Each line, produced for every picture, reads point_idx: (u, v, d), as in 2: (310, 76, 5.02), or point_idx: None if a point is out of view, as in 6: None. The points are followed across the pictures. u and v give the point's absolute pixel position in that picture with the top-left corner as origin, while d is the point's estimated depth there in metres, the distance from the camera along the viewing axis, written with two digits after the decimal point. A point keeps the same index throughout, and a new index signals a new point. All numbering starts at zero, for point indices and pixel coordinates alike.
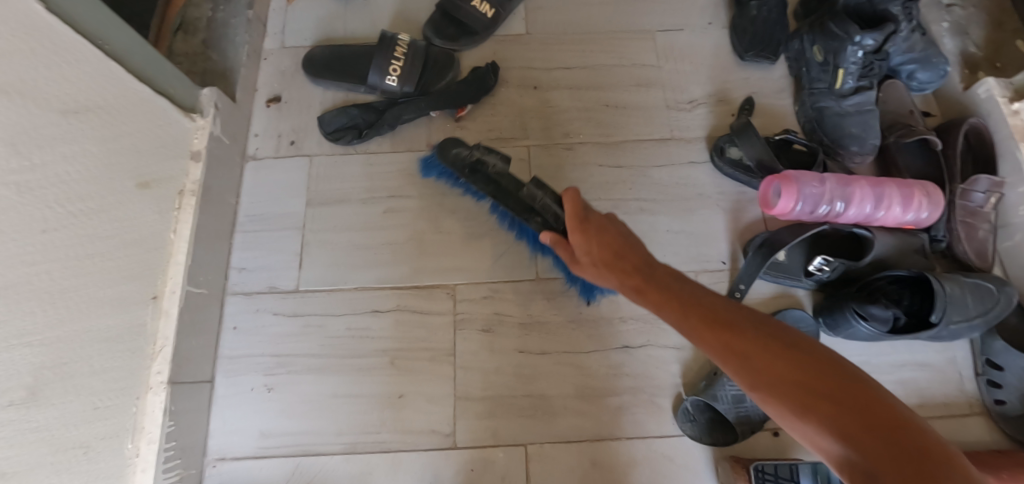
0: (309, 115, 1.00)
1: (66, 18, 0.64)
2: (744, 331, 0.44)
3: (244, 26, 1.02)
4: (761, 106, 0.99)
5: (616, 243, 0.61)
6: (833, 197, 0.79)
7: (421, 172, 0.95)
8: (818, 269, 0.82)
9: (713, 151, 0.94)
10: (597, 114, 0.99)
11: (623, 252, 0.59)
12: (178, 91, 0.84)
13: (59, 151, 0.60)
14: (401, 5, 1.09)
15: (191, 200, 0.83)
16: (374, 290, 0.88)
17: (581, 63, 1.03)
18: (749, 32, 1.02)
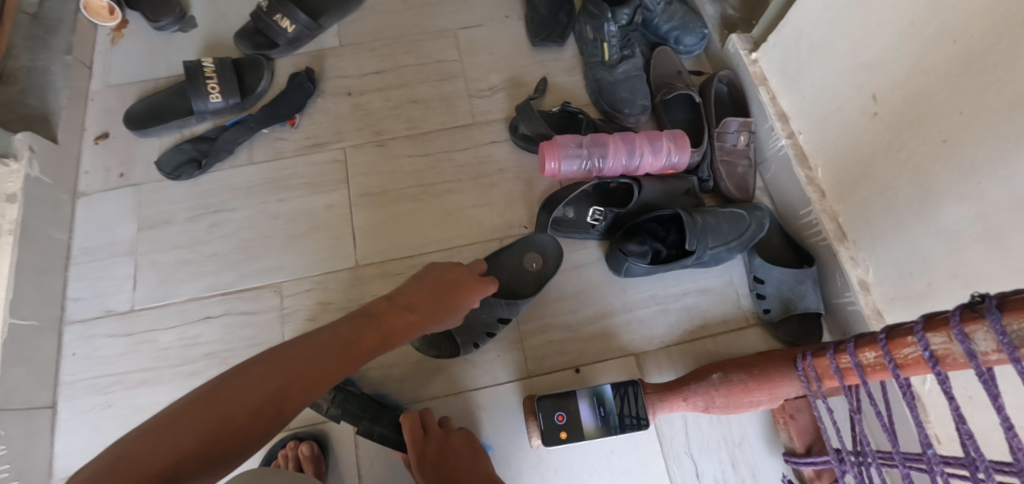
0: (135, 147, 1.05)
1: None
2: None
3: (63, 71, 1.07)
4: (553, 84, 1.10)
5: (456, 462, 0.73)
6: (591, 154, 0.90)
7: (244, 185, 1.02)
8: (595, 221, 0.93)
9: (509, 130, 1.04)
10: (406, 111, 1.08)
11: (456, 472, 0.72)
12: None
13: None
14: (220, 34, 1.16)
15: (8, 239, 0.88)
16: (203, 299, 0.94)
17: (390, 67, 1.12)
18: (536, 21, 1.13)
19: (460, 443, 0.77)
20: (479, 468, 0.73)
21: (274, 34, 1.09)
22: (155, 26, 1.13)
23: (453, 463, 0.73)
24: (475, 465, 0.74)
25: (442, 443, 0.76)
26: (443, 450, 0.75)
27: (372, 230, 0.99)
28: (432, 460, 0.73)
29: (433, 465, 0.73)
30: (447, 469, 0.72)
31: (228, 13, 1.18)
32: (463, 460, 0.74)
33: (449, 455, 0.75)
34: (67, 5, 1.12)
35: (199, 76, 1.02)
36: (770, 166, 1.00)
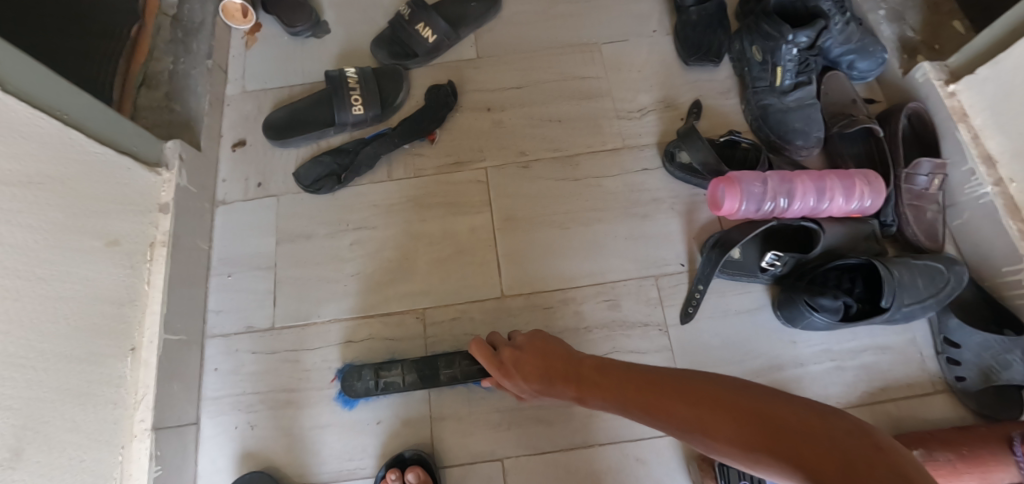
0: (272, 157, 1.03)
1: (25, 96, 0.68)
2: (710, 416, 0.45)
3: (204, 76, 1.05)
4: (709, 109, 1.02)
5: (540, 362, 0.68)
6: (776, 194, 0.82)
7: (384, 202, 0.98)
8: (771, 265, 0.84)
9: (665, 157, 0.97)
10: (549, 130, 1.02)
11: (632, 384, 0.56)
12: (141, 150, 0.87)
13: (19, 222, 0.63)
14: (354, 40, 1.12)
15: (162, 251, 0.86)
16: (345, 322, 0.91)
17: (530, 82, 1.06)
18: (689, 38, 1.04)
19: (566, 354, 0.67)
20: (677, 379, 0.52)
21: (414, 44, 1.05)
22: (292, 32, 1.11)
23: (615, 377, 0.58)
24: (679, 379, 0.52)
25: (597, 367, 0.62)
26: (556, 358, 0.68)
27: (518, 258, 0.93)
28: (586, 385, 0.61)
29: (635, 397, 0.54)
30: (541, 372, 0.67)
31: (361, 19, 1.14)
32: (591, 364, 0.64)
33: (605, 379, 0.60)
34: (206, 6, 1.11)
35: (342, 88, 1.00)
36: (962, 212, 0.90)
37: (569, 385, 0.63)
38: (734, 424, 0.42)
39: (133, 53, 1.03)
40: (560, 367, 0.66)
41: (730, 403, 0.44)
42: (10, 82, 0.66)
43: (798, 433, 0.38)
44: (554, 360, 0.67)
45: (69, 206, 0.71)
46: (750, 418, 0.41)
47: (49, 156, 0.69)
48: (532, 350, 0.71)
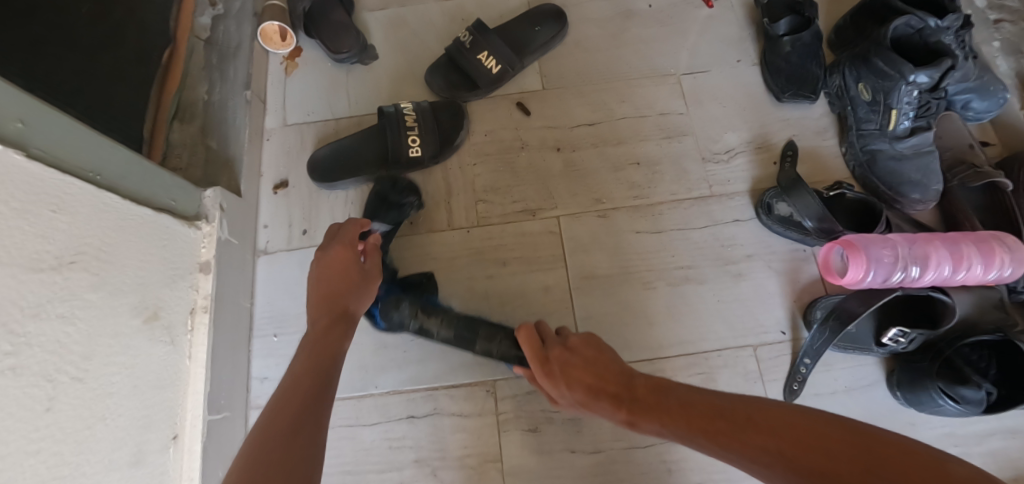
0: (319, 201, 0.93)
1: (59, 160, 0.58)
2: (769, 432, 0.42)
3: (242, 108, 0.95)
4: (805, 151, 0.92)
5: (592, 370, 0.58)
6: (907, 263, 0.72)
7: (446, 255, 0.88)
8: (894, 340, 0.75)
9: (760, 208, 0.87)
10: (628, 173, 0.92)
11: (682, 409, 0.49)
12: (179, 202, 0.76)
13: (53, 315, 0.53)
14: (406, 67, 1.02)
15: (204, 318, 0.76)
16: (407, 393, 0.82)
17: (603, 117, 0.95)
18: (783, 70, 0.93)
19: (609, 360, 0.59)
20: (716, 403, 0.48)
21: (475, 74, 0.94)
22: (336, 59, 1.00)
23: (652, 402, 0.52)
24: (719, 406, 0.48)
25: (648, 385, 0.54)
26: (608, 372, 0.58)
27: (599, 323, 0.84)
28: (643, 406, 0.53)
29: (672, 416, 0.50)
30: (584, 381, 0.58)
31: (413, 44, 1.04)
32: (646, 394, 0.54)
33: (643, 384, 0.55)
34: (243, 29, 1.01)
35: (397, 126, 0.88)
36: None
37: (616, 389, 0.56)
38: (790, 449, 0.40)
39: (165, 81, 0.93)
40: (603, 378, 0.57)
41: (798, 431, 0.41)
42: (39, 143, 0.55)
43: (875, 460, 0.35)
44: (601, 366, 0.58)
45: (104, 283, 0.61)
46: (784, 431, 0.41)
47: (83, 227, 0.59)
48: (586, 349, 0.61)
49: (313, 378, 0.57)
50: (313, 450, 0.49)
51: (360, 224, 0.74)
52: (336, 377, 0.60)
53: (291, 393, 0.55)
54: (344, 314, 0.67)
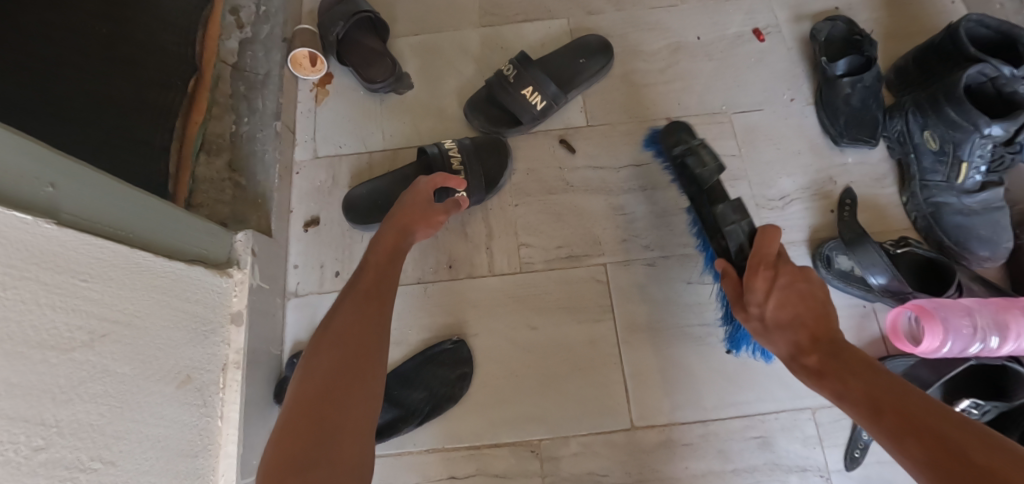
0: (352, 240, 0.88)
1: (85, 223, 0.53)
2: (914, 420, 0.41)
3: (272, 141, 0.91)
4: (863, 199, 0.88)
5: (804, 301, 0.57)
6: (986, 333, 0.68)
7: (486, 303, 0.84)
8: (965, 411, 0.71)
9: (818, 260, 0.82)
10: (677, 219, 0.88)
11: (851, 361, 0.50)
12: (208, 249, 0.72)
13: (86, 396, 0.49)
14: (443, 99, 0.97)
15: (236, 374, 0.71)
16: (446, 452, 0.77)
17: (651, 158, 0.91)
18: (842, 113, 0.89)
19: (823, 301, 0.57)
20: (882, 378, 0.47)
21: (519, 110, 0.89)
22: (369, 90, 0.96)
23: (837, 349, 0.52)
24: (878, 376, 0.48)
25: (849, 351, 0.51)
26: (825, 318, 0.56)
27: (649, 380, 0.79)
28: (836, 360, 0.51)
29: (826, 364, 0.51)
30: (800, 320, 0.56)
31: (449, 74, 0.99)
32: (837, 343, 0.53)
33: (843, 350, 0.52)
34: (271, 56, 0.97)
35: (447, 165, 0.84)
36: None
37: (808, 340, 0.54)
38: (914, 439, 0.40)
39: (190, 112, 0.89)
40: (823, 327, 0.55)
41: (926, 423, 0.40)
42: (68, 207, 0.51)
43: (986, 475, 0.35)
44: (824, 316, 0.56)
45: (137, 352, 0.56)
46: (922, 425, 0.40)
47: (117, 293, 0.54)
48: (789, 302, 0.58)
49: (374, 301, 0.57)
50: (368, 408, 0.48)
51: (439, 180, 0.71)
52: (392, 293, 0.60)
53: (353, 333, 0.53)
54: (396, 249, 0.65)
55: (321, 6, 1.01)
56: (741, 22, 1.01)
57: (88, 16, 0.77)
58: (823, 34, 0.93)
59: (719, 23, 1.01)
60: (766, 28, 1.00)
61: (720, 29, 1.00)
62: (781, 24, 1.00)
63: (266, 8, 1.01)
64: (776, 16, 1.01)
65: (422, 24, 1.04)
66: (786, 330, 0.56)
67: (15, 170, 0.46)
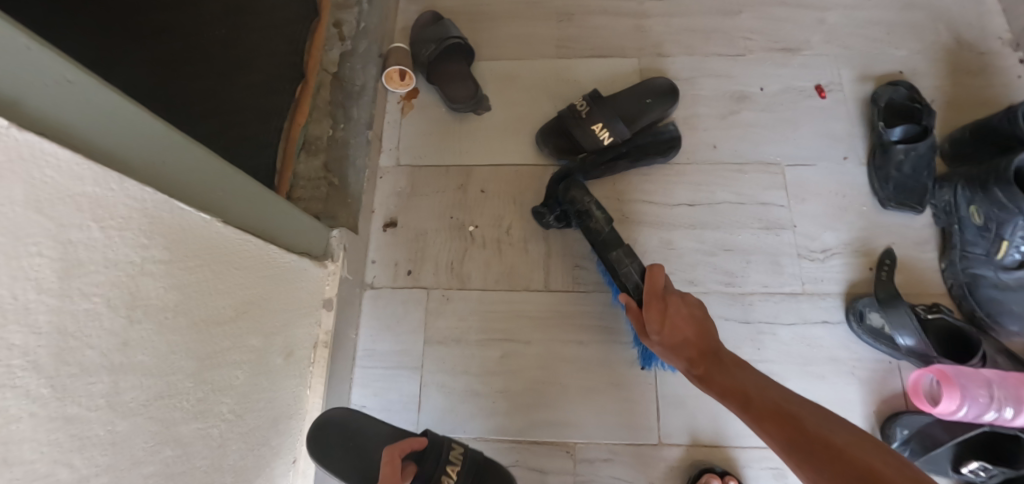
0: (425, 244, 0.99)
1: (237, 222, 0.65)
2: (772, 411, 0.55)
3: (363, 148, 1.02)
4: (902, 260, 0.93)
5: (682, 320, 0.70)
6: (1002, 404, 0.73)
7: (539, 315, 0.93)
8: (973, 472, 0.77)
9: (852, 313, 0.89)
10: (720, 259, 0.95)
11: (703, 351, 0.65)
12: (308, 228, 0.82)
13: (228, 363, 0.63)
14: (517, 123, 1.07)
15: (324, 352, 0.83)
16: (491, 442, 0.88)
17: (703, 199, 0.99)
18: (893, 178, 0.94)
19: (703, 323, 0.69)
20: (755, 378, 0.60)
21: (588, 144, 0.98)
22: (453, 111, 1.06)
23: (723, 365, 0.62)
24: (743, 374, 0.61)
25: (738, 363, 0.63)
26: (702, 336, 0.68)
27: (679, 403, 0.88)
28: (718, 367, 0.63)
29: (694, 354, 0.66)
30: (686, 340, 0.68)
31: (525, 100, 1.08)
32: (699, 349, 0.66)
33: (697, 343, 0.67)
34: (368, 69, 1.08)
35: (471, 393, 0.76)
36: None
37: (695, 355, 0.66)
38: (779, 427, 0.53)
39: (295, 114, 1.01)
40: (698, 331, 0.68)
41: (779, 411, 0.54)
42: (229, 211, 0.64)
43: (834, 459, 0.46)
44: (702, 330, 0.68)
45: (263, 328, 0.70)
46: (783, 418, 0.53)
47: (252, 281, 0.67)
48: (678, 328, 0.69)
49: None
50: None
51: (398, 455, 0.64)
52: None
53: None
54: None
55: (415, 28, 1.11)
56: (805, 77, 1.06)
57: (225, 24, 0.87)
58: (883, 99, 0.98)
59: (784, 76, 1.07)
60: (828, 85, 1.05)
61: (783, 82, 1.06)
62: (844, 82, 1.05)
63: (367, 24, 1.12)
64: (840, 74, 1.06)
65: (504, 51, 1.13)
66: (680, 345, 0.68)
67: (200, 181, 0.59)
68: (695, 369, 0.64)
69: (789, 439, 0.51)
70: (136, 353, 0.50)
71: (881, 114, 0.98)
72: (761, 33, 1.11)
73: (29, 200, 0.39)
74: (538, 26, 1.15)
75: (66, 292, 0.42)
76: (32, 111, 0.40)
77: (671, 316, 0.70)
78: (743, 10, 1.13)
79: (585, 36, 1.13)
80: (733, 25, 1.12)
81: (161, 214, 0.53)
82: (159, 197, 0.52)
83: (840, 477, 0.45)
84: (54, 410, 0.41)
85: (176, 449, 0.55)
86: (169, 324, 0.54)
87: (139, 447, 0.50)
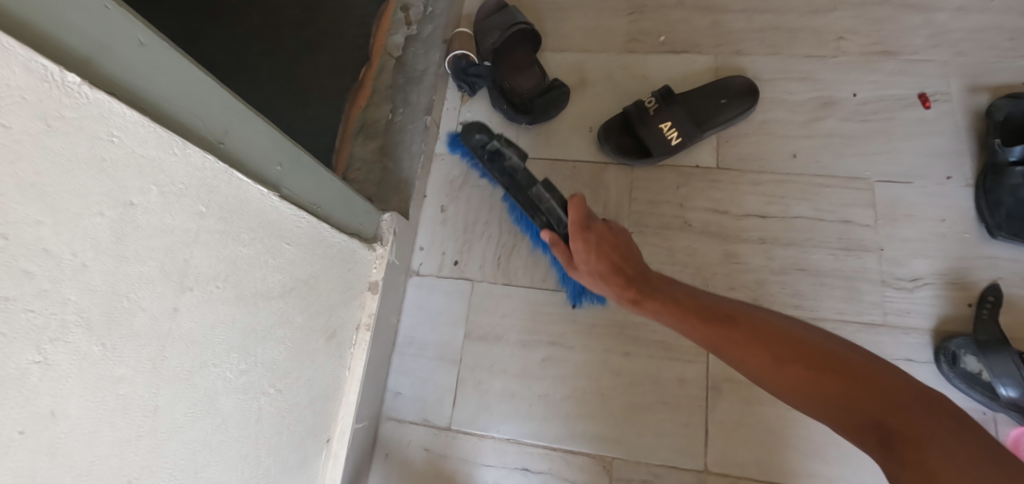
0: (473, 236, 0.97)
1: (295, 197, 0.65)
2: (751, 336, 0.57)
3: (420, 134, 1.00)
4: (1010, 298, 0.81)
5: (611, 243, 0.74)
6: None
7: (586, 320, 0.89)
8: None
9: (942, 355, 0.78)
10: (791, 279, 0.87)
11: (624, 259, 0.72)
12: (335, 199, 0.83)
13: (272, 338, 0.63)
14: (579, 118, 1.02)
15: (366, 336, 0.82)
16: (525, 447, 0.85)
17: (776, 212, 0.91)
18: (1007, 205, 0.82)
19: (624, 240, 0.74)
20: (759, 318, 0.59)
21: (653, 143, 0.92)
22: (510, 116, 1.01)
23: (667, 296, 0.66)
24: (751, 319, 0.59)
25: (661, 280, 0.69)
26: (629, 256, 0.73)
27: (731, 431, 0.81)
28: (658, 295, 0.67)
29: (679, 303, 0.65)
30: (611, 266, 0.72)
31: (589, 94, 1.04)
32: (655, 284, 0.68)
33: (668, 294, 0.66)
34: (430, 55, 1.07)
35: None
36: None
37: (623, 277, 0.70)
38: (771, 356, 0.55)
39: (357, 97, 1.03)
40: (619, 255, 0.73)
41: (774, 336, 0.56)
42: (286, 186, 0.63)
43: (836, 375, 0.50)
44: (621, 245, 0.74)
45: (308, 306, 0.70)
46: (766, 343, 0.56)
47: (301, 258, 0.67)
48: (598, 249, 0.73)
49: None
50: None
51: None
52: None
53: None
54: None
55: (480, 15, 1.09)
56: (905, 84, 0.95)
57: None
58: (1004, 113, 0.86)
59: (880, 82, 0.96)
60: (933, 95, 0.94)
61: (879, 89, 0.96)
62: (953, 92, 0.93)
63: (432, 9, 1.11)
64: (948, 83, 0.94)
65: (571, 42, 1.09)
66: (606, 274, 0.72)
67: (259, 151, 0.58)
68: (684, 321, 0.63)
69: (790, 367, 0.53)
70: (184, 319, 0.50)
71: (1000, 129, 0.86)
72: (857, 33, 1.00)
73: (94, 160, 0.39)
74: (608, 18, 1.10)
75: (122, 254, 0.43)
76: (102, 68, 0.40)
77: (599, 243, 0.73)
78: (838, 8, 1.03)
79: (658, 30, 1.07)
80: (826, 24, 1.02)
81: (218, 185, 0.52)
82: (219, 166, 0.52)
83: (846, 390, 0.49)
84: (101, 370, 0.42)
85: (214, 419, 0.55)
86: (218, 294, 0.54)
87: (179, 413, 0.50)
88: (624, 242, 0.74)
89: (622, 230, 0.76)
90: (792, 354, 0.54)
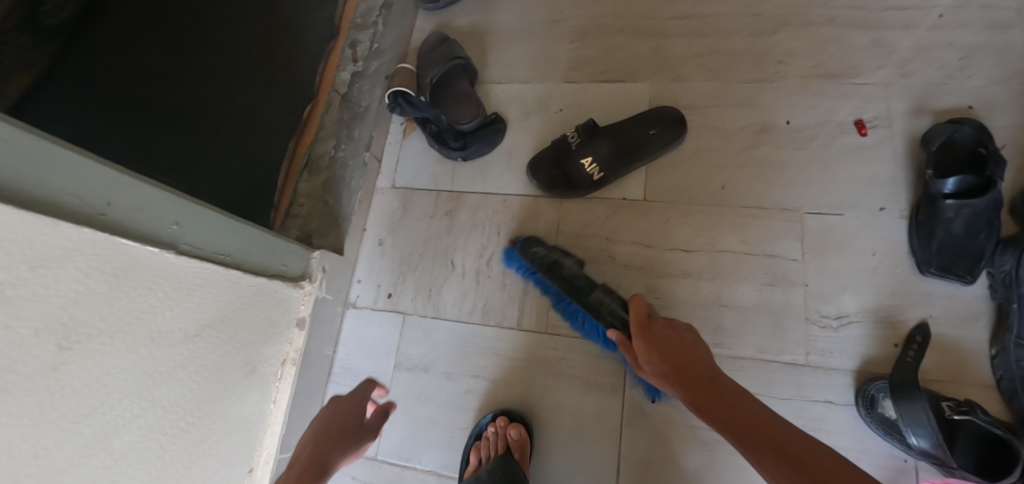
0: (407, 269, 1.00)
1: (199, 250, 0.68)
2: (763, 436, 0.53)
3: (359, 170, 1.07)
4: (939, 338, 0.78)
5: (677, 350, 0.65)
6: None
7: (509, 353, 0.91)
8: None
9: (861, 398, 0.76)
10: (712, 315, 0.85)
11: (671, 349, 0.66)
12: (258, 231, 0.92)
13: (176, 379, 0.66)
14: (514, 149, 1.03)
15: (291, 370, 0.87)
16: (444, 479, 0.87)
17: (703, 245, 0.89)
18: (938, 240, 0.78)
19: (684, 330, 0.68)
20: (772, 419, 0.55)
21: (578, 178, 0.93)
22: (444, 151, 1.03)
23: (696, 378, 0.61)
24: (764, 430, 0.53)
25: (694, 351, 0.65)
26: (676, 332, 0.68)
27: (642, 469, 0.81)
28: (682, 368, 0.63)
29: (719, 403, 0.58)
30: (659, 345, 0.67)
31: (525, 125, 1.05)
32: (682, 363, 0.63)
33: (695, 368, 0.62)
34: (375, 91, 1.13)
35: (619, 308, 0.81)
36: None
37: (694, 380, 0.61)
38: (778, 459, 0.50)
39: (303, 134, 1.07)
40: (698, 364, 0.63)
41: (778, 440, 0.52)
42: (190, 238, 0.67)
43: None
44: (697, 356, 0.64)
45: (221, 345, 0.73)
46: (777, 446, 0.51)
47: (211, 303, 0.70)
48: (653, 349, 0.67)
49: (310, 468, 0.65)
50: None
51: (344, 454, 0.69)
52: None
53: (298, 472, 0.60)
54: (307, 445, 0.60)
55: (423, 49, 1.12)
56: (844, 109, 0.92)
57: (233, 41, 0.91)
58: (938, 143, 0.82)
59: (817, 108, 0.93)
60: (871, 120, 0.90)
61: (816, 114, 0.93)
62: (893, 117, 0.90)
63: (380, 45, 1.16)
64: (889, 107, 0.90)
65: (511, 72, 1.10)
66: (670, 375, 0.63)
67: (155, 210, 0.61)
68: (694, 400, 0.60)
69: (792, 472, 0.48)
70: (70, 373, 0.52)
71: (936, 160, 0.82)
72: (797, 57, 0.97)
73: None
74: (549, 46, 1.10)
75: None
76: None
77: (653, 335, 0.69)
78: (780, 30, 1.00)
79: (596, 57, 1.06)
80: (766, 46, 0.99)
81: (101, 250, 0.55)
82: (100, 235, 0.55)
83: None
84: None
85: (107, 459, 0.58)
86: (107, 347, 0.56)
87: (67, 459, 0.53)
88: (687, 338, 0.67)
89: (691, 334, 0.68)
90: (798, 460, 0.49)
